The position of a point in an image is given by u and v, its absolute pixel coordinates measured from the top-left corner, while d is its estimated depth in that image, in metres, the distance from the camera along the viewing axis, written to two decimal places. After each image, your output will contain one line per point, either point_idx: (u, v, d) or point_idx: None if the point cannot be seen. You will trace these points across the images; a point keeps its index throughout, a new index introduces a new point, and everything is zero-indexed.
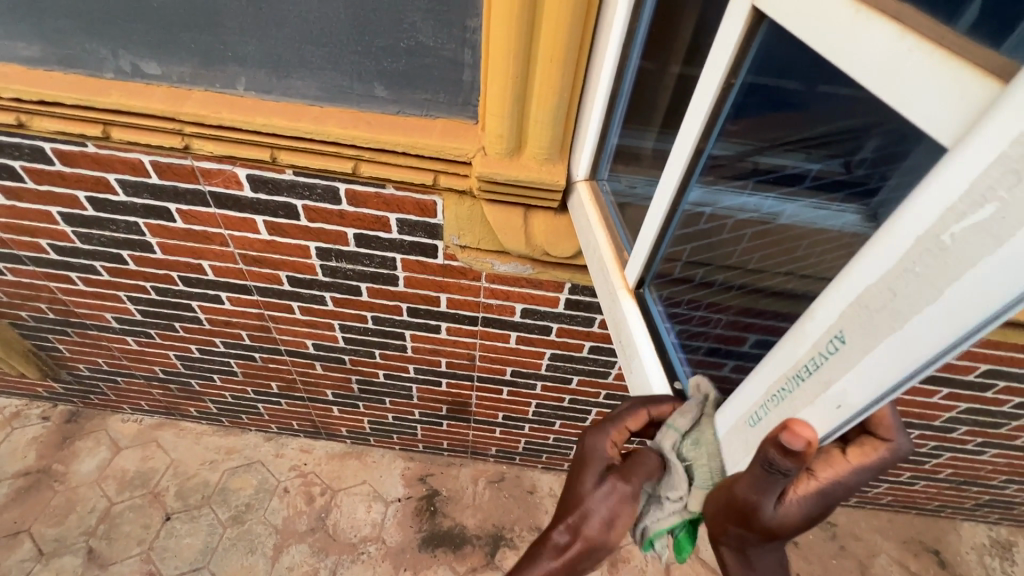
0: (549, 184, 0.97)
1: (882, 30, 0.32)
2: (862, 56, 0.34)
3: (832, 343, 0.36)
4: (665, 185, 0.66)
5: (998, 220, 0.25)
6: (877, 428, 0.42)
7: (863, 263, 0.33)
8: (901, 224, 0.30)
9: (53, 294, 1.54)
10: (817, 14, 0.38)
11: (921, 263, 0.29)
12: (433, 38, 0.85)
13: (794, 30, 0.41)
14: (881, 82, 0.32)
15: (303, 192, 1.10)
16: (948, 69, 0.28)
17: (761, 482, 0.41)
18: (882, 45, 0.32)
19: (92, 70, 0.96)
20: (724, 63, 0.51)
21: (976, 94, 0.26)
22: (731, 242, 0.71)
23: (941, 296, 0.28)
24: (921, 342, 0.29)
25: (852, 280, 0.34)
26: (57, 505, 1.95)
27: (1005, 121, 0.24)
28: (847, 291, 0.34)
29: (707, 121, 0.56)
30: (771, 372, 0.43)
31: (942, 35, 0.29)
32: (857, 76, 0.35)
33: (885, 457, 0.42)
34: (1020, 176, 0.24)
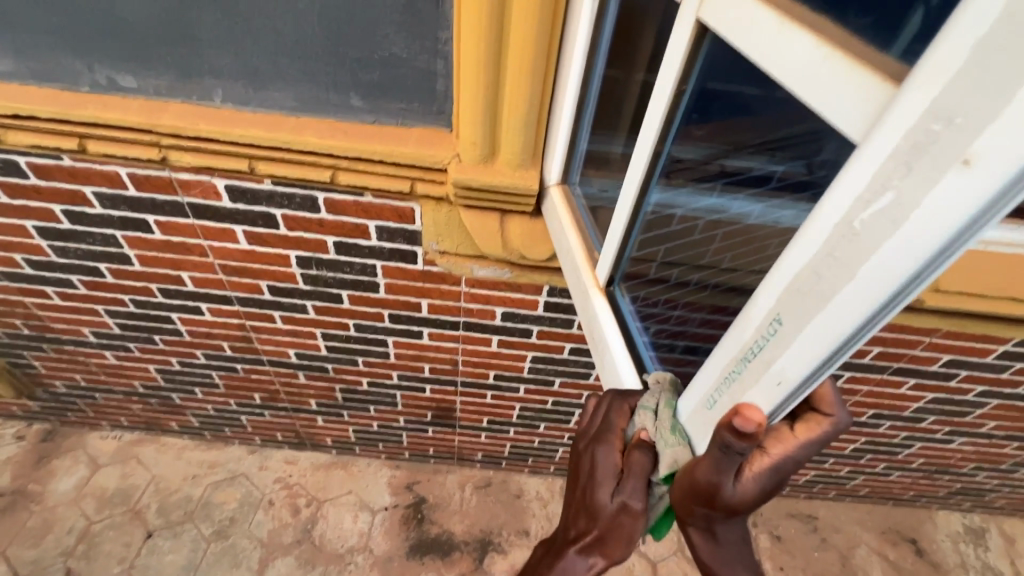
0: (523, 189, 1.00)
1: (802, 40, 0.36)
2: (787, 63, 0.37)
3: (772, 326, 0.38)
4: (628, 185, 0.69)
5: (896, 207, 0.28)
6: (819, 404, 0.46)
7: (794, 250, 0.36)
8: (822, 213, 0.33)
9: (28, 309, 1.52)
10: (750, 25, 0.41)
11: (839, 248, 0.32)
12: (406, 49, 0.88)
13: (731, 40, 0.44)
14: (802, 86, 0.36)
15: (282, 202, 1.11)
16: (854, 72, 0.32)
17: (720, 462, 0.44)
18: (802, 53, 0.36)
19: (67, 84, 0.97)
20: (675, 71, 0.54)
21: (876, 95, 0.30)
22: (703, 243, 0.74)
23: (856, 277, 0.31)
24: (842, 319, 0.32)
25: (785, 266, 0.36)
26: (34, 526, 1.91)
27: (897, 117, 0.27)
28: (782, 277, 0.37)
29: (663, 125, 0.60)
30: (722, 357, 0.46)
31: (849, 44, 0.33)
32: (783, 81, 0.38)
33: (829, 430, 0.45)
34: (910, 167, 0.27)
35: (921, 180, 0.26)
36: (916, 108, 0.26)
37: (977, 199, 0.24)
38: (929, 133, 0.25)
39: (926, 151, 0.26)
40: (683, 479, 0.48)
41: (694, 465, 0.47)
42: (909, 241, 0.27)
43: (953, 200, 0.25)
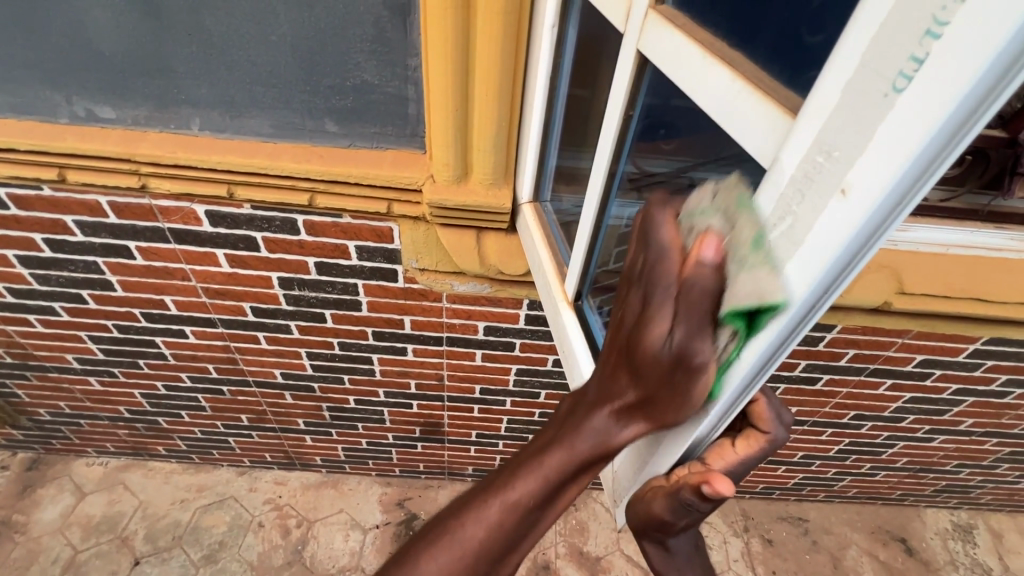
0: (496, 207, 1.03)
1: (722, 73, 0.39)
2: (711, 94, 0.40)
3: None
4: (588, 203, 0.72)
5: (794, 230, 0.31)
6: (759, 422, 0.48)
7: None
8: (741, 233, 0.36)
9: (11, 337, 1.52)
10: (681, 58, 0.44)
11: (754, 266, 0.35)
12: (377, 76, 0.91)
13: (666, 70, 0.47)
14: (723, 116, 0.39)
15: (262, 225, 1.13)
16: (761, 106, 0.35)
17: (681, 510, 0.47)
18: (721, 85, 0.39)
19: (46, 116, 0.98)
20: (621, 97, 0.58)
21: (778, 127, 0.33)
22: None
23: None
24: (758, 331, 0.35)
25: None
26: (18, 558, 1.88)
27: (792, 149, 0.31)
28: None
29: (615, 147, 0.63)
30: None
31: (758, 78, 0.36)
32: (709, 111, 0.41)
33: (766, 446, 0.48)
34: (802, 194, 0.30)
35: (813, 204, 0.29)
36: (804, 141, 0.29)
37: (856, 223, 0.27)
38: (815, 164, 0.29)
39: (813, 178, 0.29)
40: (639, 509, 0.52)
41: (650, 497, 0.50)
42: (805, 259, 0.30)
43: (837, 221, 0.28)
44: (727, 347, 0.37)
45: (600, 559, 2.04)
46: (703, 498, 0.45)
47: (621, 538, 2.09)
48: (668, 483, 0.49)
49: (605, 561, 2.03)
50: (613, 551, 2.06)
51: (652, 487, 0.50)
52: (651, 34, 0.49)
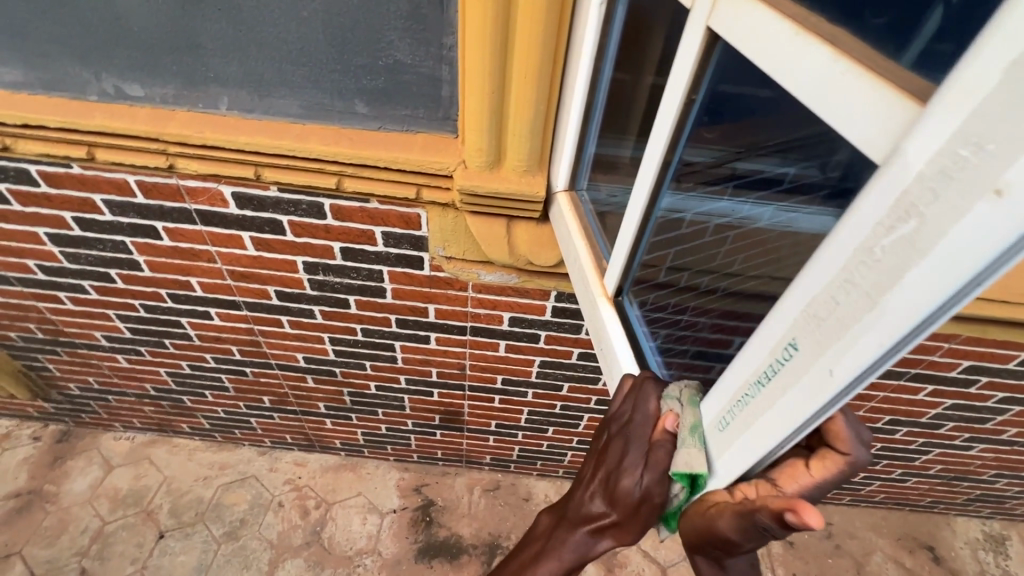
0: (529, 196, 0.99)
1: (821, 52, 0.34)
2: (805, 77, 0.36)
3: (787, 350, 0.37)
4: (637, 196, 0.68)
5: (920, 235, 0.26)
6: (835, 442, 0.42)
7: (808, 274, 0.34)
8: (842, 235, 0.31)
9: (42, 314, 1.54)
10: (766, 36, 0.40)
11: (858, 274, 0.30)
12: (411, 56, 0.87)
13: (747, 51, 0.42)
14: (820, 102, 0.35)
15: (288, 208, 1.11)
16: (873, 90, 0.30)
17: (752, 532, 0.44)
18: (818, 67, 0.34)
19: (74, 93, 0.97)
20: (684, 81, 0.53)
21: (898, 114, 0.28)
22: (714, 245, 0.69)
23: (876, 307, 0.29)
24: (860, 350, 0.30)
25: (799, 290, 0.35)
26: (49, 526, 1.93)
27: (923, 139, 0.26)
28: (796, 300, 0.36)
29: (672, 137, 0.58)
30: (735, 380, 0.44)
31: (867, 57, 0.32)
32: (801, 97, 0.37)
33: (846, 469, 0.42)
34: (936, 195, 0.25)
35: (948, 209, 0.25)
36: (941, 130, 0.24)
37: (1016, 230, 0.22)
38: (957, 159, 0.24)
39: (952, 176, 0.24)
40: (700, 524, 0.49)
41: (714, 515, 0.48)
42: (934, 270, 0.26)
43: (986, 229, 0.23)
44: (804, 383, 0.35)
45: (617, 553, 2.02)
46: (784, 525, 0.41)
47: (639, 533, 2.07)
48: (734, 501, 0.46)
49: (621, 555, 2.01)
50: (630, 546, 2.04)
51: (717, 503, 0.48)
52: (728, 11, 0.44)
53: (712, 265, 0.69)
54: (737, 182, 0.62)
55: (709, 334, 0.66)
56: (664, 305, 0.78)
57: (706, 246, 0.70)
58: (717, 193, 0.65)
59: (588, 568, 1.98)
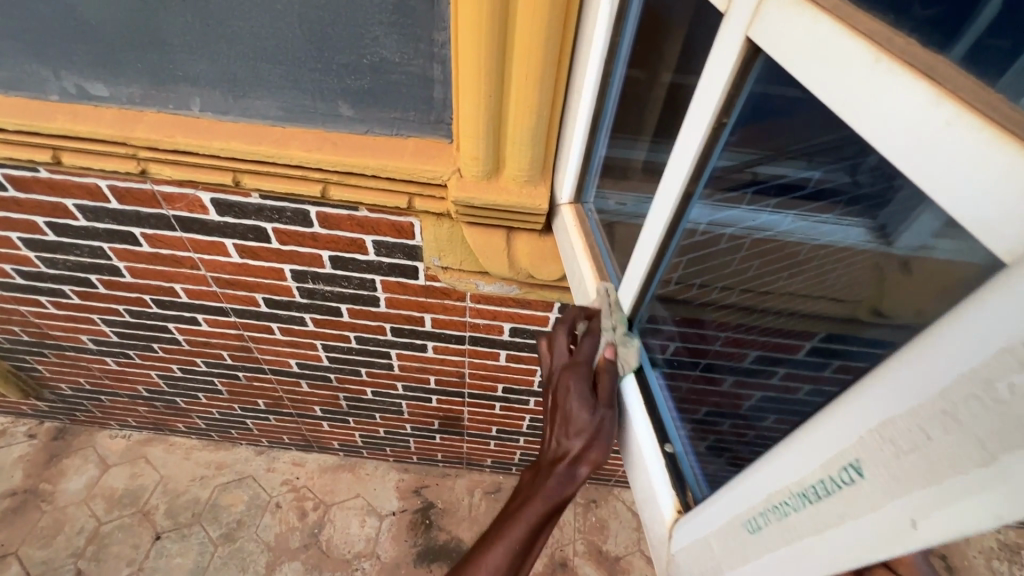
0: (530, 208, 0.90)
1: (918, 90, 0.25)
2: (891, 124, 0.27)
3: (848, 472, 0.29)
4: (655, 221, 0.61)
5: None
6: None
7: (890, 388, 0.27)
8: (947, 353, 0.23)
9: (26, 317, 1.48)
10: (834, 60, 0.30)
11: (968, 412, 0.22)
12: (398, 54, 0.78)
13: (803, 77, 0.33)
14: (915, 160, 0.26)
15: (272, 216, 1.03)
16: (1012, 161, 0.21)
17: None
18: (912, 113, 0.26)
19: (34, 92, 0.89)
20: (715, 102, 0.45)
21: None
22: (727, 252, 0.62)
23: (992, 466, 0.21)
24: (960, 511, 0.23)
25: (876, 402, 0.28)
26: (45, 526, 1.91)
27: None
28: (870, 414, 0.28)
29: (697, 163, 0.51)
30: (771, 479, 0.36)
31: (987, 103, 0.23)
32: (885, 149, 0.28)
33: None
34: None
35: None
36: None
37: None
38: None
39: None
40: None
41: None
42: None
43: None
44: (871, 522, 0.27)
45: (620, 559, 1.98)
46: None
47: (642, 538, 2.02)
48: None
49: (624, 562, 1.96)
50: (633, 552, 1.99)
51: None
52: (776, 22, 0.35)
53: (726, 273, 0.64)
54: (757, 188, 0.54)
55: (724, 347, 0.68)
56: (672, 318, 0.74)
57: (721, 254, 0.63)
58: (733, 199, 0.57)
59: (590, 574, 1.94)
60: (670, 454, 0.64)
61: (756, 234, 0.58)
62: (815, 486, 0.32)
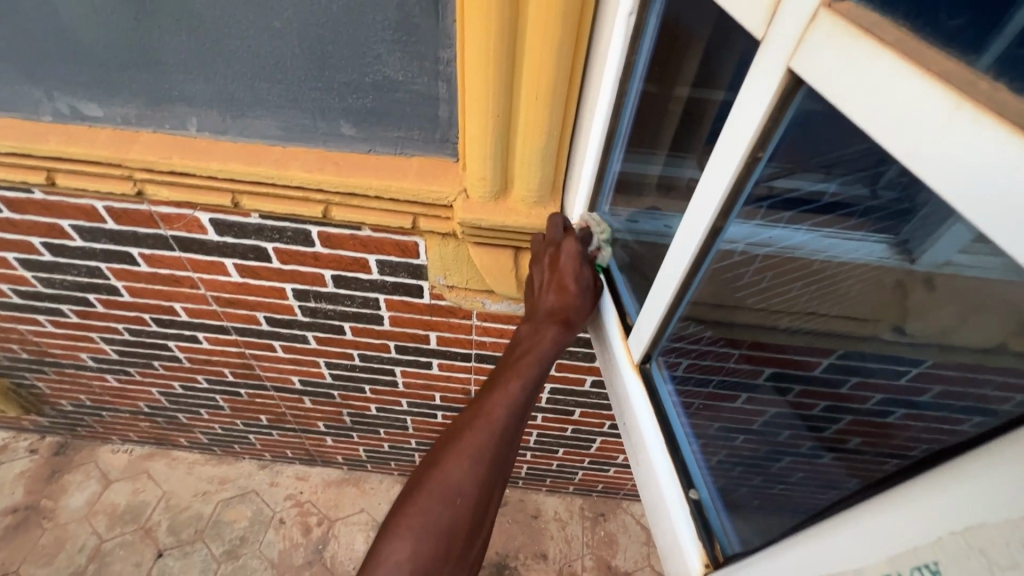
0: (540, 229, 0.87)
1: (1015, 146, 0.22)
2: (978, 180, 0.24)
3: (920, 574, 0.25)
4: (679, 254, 0.57)
5: None
6: None
7: (999, 495, 0.23)
8: None
9: (24, 335, 1.46)
10: (901, 104, 0.28)
11: None
12: (402, 72, 0.75)
13: (861, 119, 0.31)
14: (1006, 221, 0.24)
15: (272, 236, 1.00)
16: None
17: None
18: (1009, 170, 0.23)
19: (26, 113, 0.86)
20: (749, 137, 0.42)
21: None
22: (742, 267, 0.59)
23: None
24: None
25: (970, 503, 0.24)
26: (46, 544, 1.89)
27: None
28: (960, 511, 0.24)
29: (727, 198, 0.48)
30: (826, 559, 0.33)
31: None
32: (968, 207, 0.25)
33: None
34: None
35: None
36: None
37: None
38: None
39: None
40: None
41: None
42: None
43: None
44: None
45: (630, 574, 1.93)
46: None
47: (652, 553, 1.98)
48: None
49: None
50: (643, 567, 1.95)
51: None
52: (823, 55, 0.32)
53: (736, 286, 0.62)
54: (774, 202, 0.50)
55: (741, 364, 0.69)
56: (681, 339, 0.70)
57: (731, 271, 0.60)
58: (747, 214, 0.51)
59: None
60: (695, 501, 0.60)
61: (767, 249, 0.56)
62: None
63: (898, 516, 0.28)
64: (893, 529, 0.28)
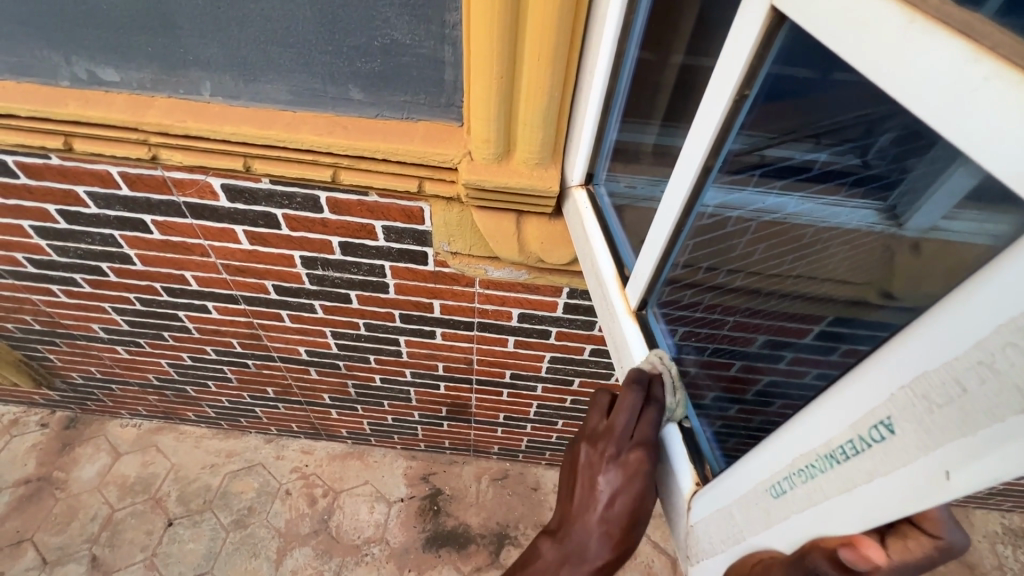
0: (541, 191, 0.90)
1: (957, 46, 0.25)
2: (928, 85, 0.28)
3: (877, 430, 0.30)
4: (673, 197, 0.61)
5: None
6: (921, 520, 0.32)
7: (926, 343, 0.27)
8: (982, 301, 0.24)
9: (37, 306, 1.50)
10: (867, 25, 0.31)
11: (1005, 359, 0.23)
12: (409, 36, 0.78)
13: (836, 47, 0.34)
14: (948, 118, 0.27)
15: (282, 202, 1.04)
16: None
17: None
18: (949, 68, 0.26)
19: (46, 79, 0.89)
20: (738, 73, 0.46)
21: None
22: (737, 236, 0.63)
23: None
24: (992, 461, 0.23)
25: (905, 360, 0.28)
26: (59, 513, 1.94)
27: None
28: (903, 370, 0.28)
29: (718, 136, 0.52)
30: (795, 443, 0.37)
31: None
32: (918, 109, 0.29)
33: (934, 555, 0.32)
34: None
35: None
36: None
37: None
38: None
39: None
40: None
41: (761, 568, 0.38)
42: None
43: None
44: (895, 473, 0.28)
45: None
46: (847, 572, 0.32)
47: (649, 524, 2.04)
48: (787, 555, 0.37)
49: None
50: (639, 537, 2.01)
51: (760, 560, 0.40)
52: None
53: (733, 256, 0.64)
54: (763, 170, 0.56)
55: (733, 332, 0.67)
56: (678, 300, 0.74)
57: (726, 237, 0.64)
58: (742, 182, 0.58)
59: None
60: None
61: (764, 217, 0.59)
62: (844, 445, 0.32)
63: (848, 389, 0.33)
64: (842, 397, 0.33)
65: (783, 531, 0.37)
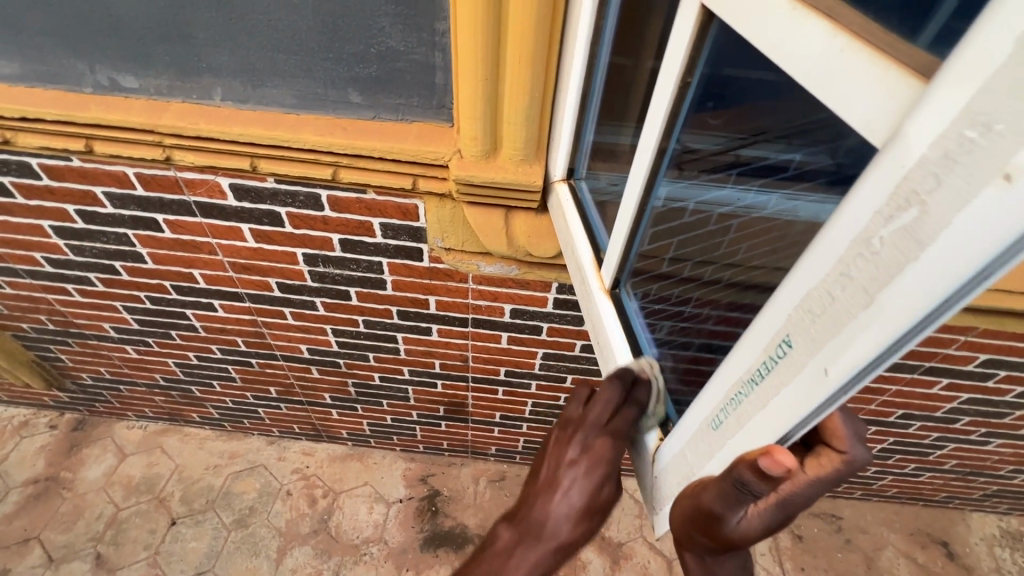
0: (526, 185, 0.97)
1: (822, 27, 0.32)
2: (808, 58, 0.34)
3: (781, 348, 0.36)
4: (634, 182, 0.69)
5: (921, 226, 0.25)
6: (831, 439, 0.39)
7: (804, 268, 0.33)
8: (839, 226, 0.30)
9: (52, 305, 1.57)
10: (771, 16, 0.37)
11: (856, 267, 0.29)
12: (403, 43, 0.85)
13: (751, 36, 0.40)
14: (822, 84, 0.33)
15: (286, 200, 1.10)
16: (881, 68, 0.28)
17: (732, 492, 0.41)
18: (817, 42, 0.33)
19: (70, 85, 0.97)
20: (680, 62, 0.53)
21: (900, 91, 0.26)
22: (719, 234, 0.67)
23: (874, 301, 0.28)
24: (857, 349, 0.29)
25: (795, 288, 0.34)
26: (66, 512, 1.99)
27: (925, 119, 0.24)
28: (792, 294, 0.34)
29: (668, 119, 0.59)
30: (728, 377, 0.43)
31: (870, 32, 0.30)
32: (801, 78, 0.35)
33: (841, 469, 0.38)
34: (939, 180, 0.24)
35: (951, 194, 0.23)
36: (949, 105, 0.22)
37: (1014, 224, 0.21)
38: (963, 141, 0.22)
39: (958, 160, 0.23)
40: (688, 503, 0.47)
41: (704, 487, 0.45)
42: (928, 269, 0.24)
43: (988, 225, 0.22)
44: (794, 378, 0.34)
45: (622, 544, 2.01)
46: (763, 477, 0.38)
47: (645, 525, 2.06)
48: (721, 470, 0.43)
49: (627, 548, 2.00)
50: (636, 538, 2.03)
51: (705, 482, 0.46)
52: None
53: (715, 256, 0.68)
54: (741, 170, 0.60)
55: (716, 327, 0.65)
56: (664, 296, 0.79)
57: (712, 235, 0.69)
58: (721, 179, 0.64)
59: (593, 559, 1.97)
60: None
61: (743, 214, 0.62)
62: (759, 370, 0.38)
63: (759, 322, 0.39)
64: (756, 328, 0.39)
65: (721, 452, 0.44)
